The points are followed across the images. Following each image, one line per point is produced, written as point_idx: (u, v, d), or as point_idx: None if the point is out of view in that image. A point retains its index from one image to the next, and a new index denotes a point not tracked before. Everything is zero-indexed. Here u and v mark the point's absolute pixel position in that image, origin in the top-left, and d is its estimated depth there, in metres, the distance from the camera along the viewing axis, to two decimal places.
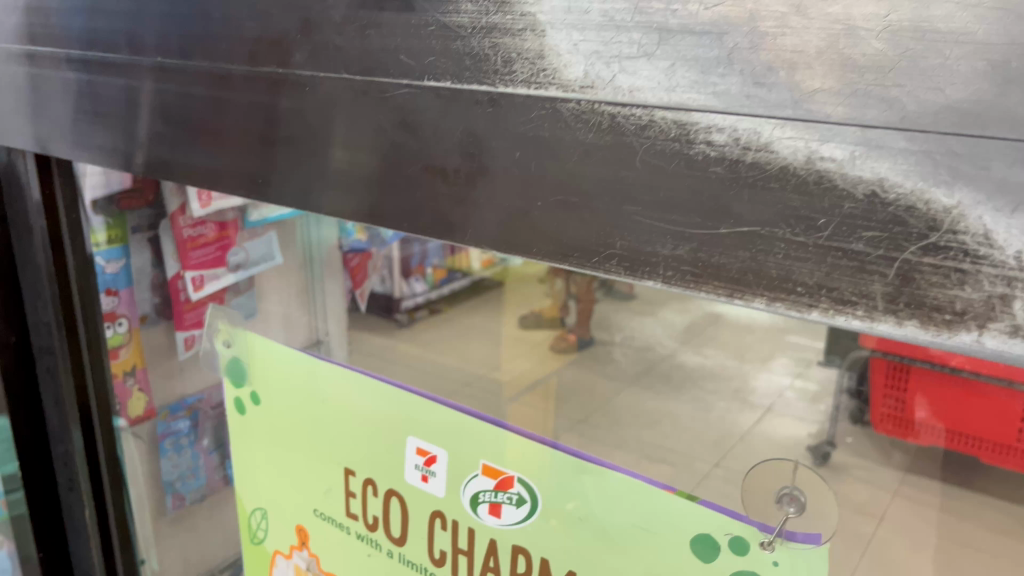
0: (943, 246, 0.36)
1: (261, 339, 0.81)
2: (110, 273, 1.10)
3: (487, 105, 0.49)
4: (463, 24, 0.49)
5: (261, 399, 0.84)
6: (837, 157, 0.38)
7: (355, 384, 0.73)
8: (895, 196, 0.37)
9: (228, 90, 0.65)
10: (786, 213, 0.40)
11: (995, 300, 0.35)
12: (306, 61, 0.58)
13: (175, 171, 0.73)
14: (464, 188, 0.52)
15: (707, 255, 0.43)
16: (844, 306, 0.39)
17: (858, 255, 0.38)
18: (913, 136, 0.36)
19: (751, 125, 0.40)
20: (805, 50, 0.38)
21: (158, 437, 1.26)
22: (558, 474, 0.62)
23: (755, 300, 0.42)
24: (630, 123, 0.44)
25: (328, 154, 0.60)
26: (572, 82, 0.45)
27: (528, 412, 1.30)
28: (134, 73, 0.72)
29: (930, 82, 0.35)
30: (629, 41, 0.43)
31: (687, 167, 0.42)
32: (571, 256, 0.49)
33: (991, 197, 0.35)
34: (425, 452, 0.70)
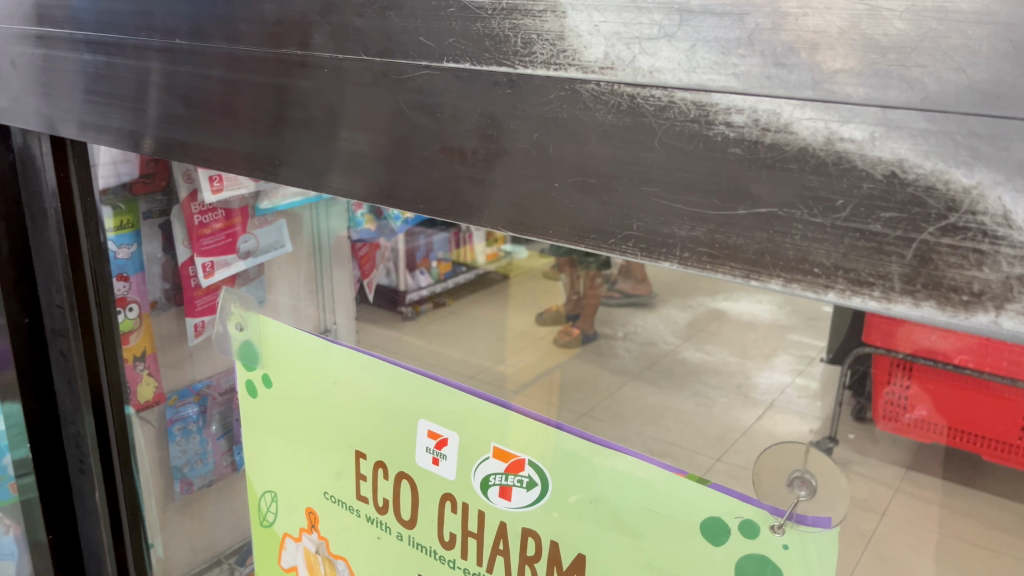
0: (962, 227, 0.36)
1: (273, 322, 0.81)
2: (121, 258, 1.11)
3: (506, 87, 0.49)
4: (483, 5, 0.49)
5: (272, 382, 0.84)
6: (857, 138, 0.38)
7: (366, 367, 0.74)
8: (915, 177, 0.37)
9: (245, 71, 0.65)
10: (805, 194, 0.40)
11: (1013, 281, 0.36)
12: (325, 42, 0.58)
13: (190, 153, 0.74)
14: (482, 170, 0.53)
15: (724, 236, 0.43)
16: (860, 287, 0.40)
17: (876, 235, 0.39)
18: (933, 117, 0.36)
19: (771, 106, 0.40)
20: (827, 30, 0.38)
21: (167, 422, 1.25)
22: (568, 458, 0.63)
23: (771, 282, 0.43)
24: (650, 104, 0.44)
25: (346, 136, 0.60)
26: (591, 64, 0.46)
27: (532, 403, 1.29)
28: (151, 55, 0.73)
29: (951, 62, 0.35)
30: (650, 22, 0.43)
31: (706, 149, 0.42)
32: (587, 237, 0.49)
33: (1011, 178, 0.35)
34: (436, 436, 0.71)
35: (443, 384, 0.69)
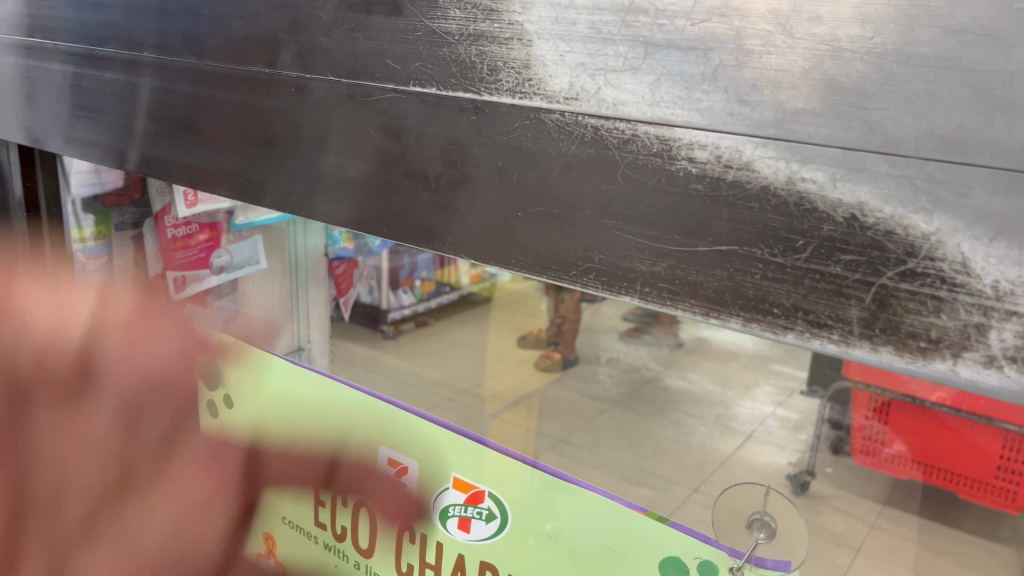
0: (920, 272, 0.36)
1: (237, 341, 0.80)
2: None
3: (472, 113, 0.49)
4: (451, 30, 0.48)
5: (234, 402, 0.83)
6: (818, 179, 0.38)
7: (329, 390, 0.72)
8: (874, 220, 0.36)
9: (213, 88, 0.65)
10: (765, 233, 0.39)
11: (971, 329, 0.35)
12: (293, 61, 0.58)
13: (158, 168, 0.73)
14: (445, 196, 0.52)
15: (685, 272, 0.43)
16: (819, 330, 0.39)
17: (836, 278, 0.38)
18: (893, 160, 0.36)
19: (734, 143, 0.40)
20: (789, 69, 0.37)
21: None
22: (528, 491, 0.61)
23: (731, 320, 0.42)
24: (613, 136, 0.43)
25: (312, 156, 0.59)
26: (557, 93, 0.45)
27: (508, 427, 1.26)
28: (121, 68, 0.72)
29: (912, 107, 0.35)
30: (615, 53, 0.43)
31: (668, 184, 0.42)
32: (550, 268, 0.48)
33: (970, 225, 0.34)
34: (396, 464, 0.69)
35: (406, 411, 0.67)
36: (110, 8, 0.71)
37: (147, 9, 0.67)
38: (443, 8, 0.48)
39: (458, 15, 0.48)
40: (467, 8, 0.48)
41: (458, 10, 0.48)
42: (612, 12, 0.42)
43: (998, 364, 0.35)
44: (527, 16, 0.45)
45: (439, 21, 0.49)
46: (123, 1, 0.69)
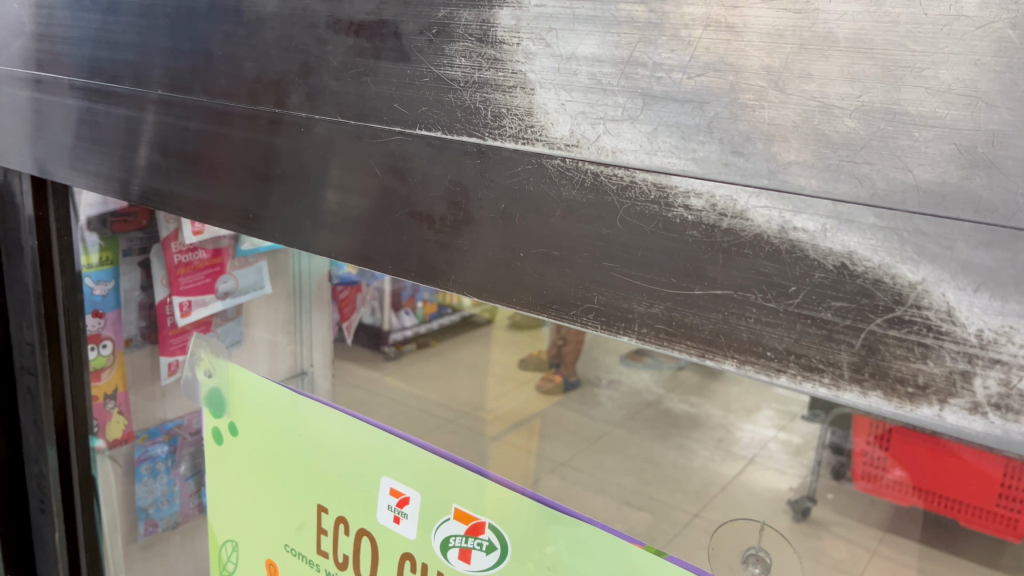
0: (907, 320, 0.37)
1: (243, 369, 0.81)
2: (98, 295, 1.06)
3: (476, 157, 0.50)
4: (456, 77, 0.50)
5: (239, 430, 0.84)
6: (809, 228, 0.39)
7: (333, 419, 0.73)
8: (864, 269, 0.38)
9: (224, 125, 0.66)
10: (759, 279, 0.41)
11: (957, 376, 0.36)
12: (303, 102, 0.60)
13: (168, 201, 0.74)
14: (449, 235, 0.53)
15: (681, 314, 0.44)
16: (811, 373, 0.40)
17: (827, 323, 0.39)
18: (881, 213, 0.37)
19: (728, 192, 0.41)
20: (782, 123, 0.39)
21: (135, 461, 1.19)
22: (528, 523, 0.62)
23: (725, 362, 0.43)
24: (613, 182, 0.45)
25: (321, 194, 0.60)
26: (558, 140, 0.47)
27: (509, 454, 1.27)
28: (134, 104, 0.74)
29: (899, 162, 0.36)
30: (615, 104, 0.44)
31: (665, 230, 0.43)
32: (551, 307, 0.49)
33: (954, 276, 0.36)
34: (398, 494, 0.70)
35: (408, 442, 0.68)
36: (123, 46, 0.73)
37: (161, 47, 0.69)
38: (448, 56, 0.50)
39: (464, 63, 0.50)
40: (472, 56, 0.49)
41: (464, 58, 0.50)
42: (612, 64, 0.44)
43: (983, 410, 0.36)
44: (530, 66, 0.47)
45: (445, 68, 0.50)
46: (136, 39, 0.71)
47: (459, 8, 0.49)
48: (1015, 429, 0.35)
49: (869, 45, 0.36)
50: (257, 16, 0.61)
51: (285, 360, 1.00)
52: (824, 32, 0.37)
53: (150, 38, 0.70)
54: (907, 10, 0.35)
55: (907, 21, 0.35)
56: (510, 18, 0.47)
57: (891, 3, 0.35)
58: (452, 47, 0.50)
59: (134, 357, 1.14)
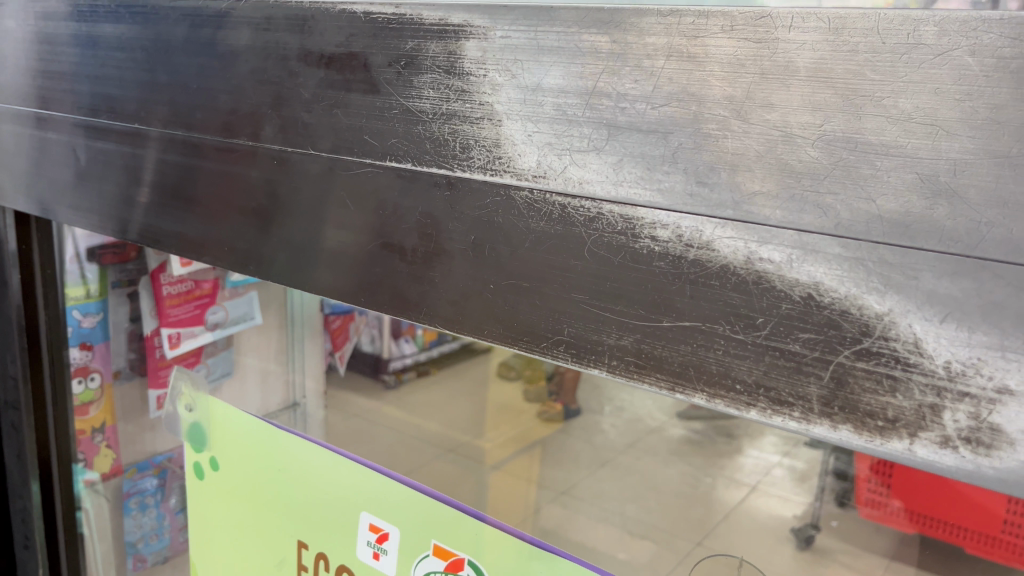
0: (875, 352, 0.36)
1: (222, 403, 0.80)
2: (86, 328, 1.05)
3: (445, 188, 0.50)
4: (425, 109, 0.50)
5: (219, 465, 0.83)
6: (775, 259, 0.38)
7: (312, 452, 0.71)
8: (830, 300, 0.37)
9: (202, 158, 0.66)
10: (726, 311, 0.40)
11: (926, 410, 0.36)
12: (276, 134, 0.59)
13: (144, 234, 0.74)
14: (421, 267, 0.53)
15: (651, 346, 0.43)
16: (781, 407, 0.40)
17: (795, 355, 0.38)
18: (846, 243, 0.37)
19: (694, 223, 0.41)
20: (745, 153, 0.39)
21: (122, 495, 1.14)
22: (507, 560, 0.59)
23: (695, 396, 0.42)
24: (579, 214, 0.44)
25: (298, 227, 0.60)
26: (525, 171, 0.46)
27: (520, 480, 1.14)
28: (111, 137, 0.74)
29: (862, 192, 0.36)
30: (580, 135, 0.44)
31: (632, 261, 0.43)
32: (521, 339, 0.48)
33: (920, 307, 0.35)
34: (377, 529, 0.67)
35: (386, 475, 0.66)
36: (100, 80, 0.73)
37: (139, 81, 0.69)
38: (417, 87, 0.50)
39: (432, 95, 0.49)
40: (440, 88, 0.49)
41: (432, 89, 0.49)
42: (577, 95, 0.44)
43: (953, 445, 0.35)
44: (497, 98, 0.47)
45: (414, 99, 0.50)
46: (113, 73, 0.72)
47: (427, 40, 0.49)
48: (986, 464, 0.34)
49: (830, 74, 0.36)
50: (231, 49, 0.61)
51: (277, 393, 0.94)
52: (784, 62, 0.37)
53: (129, 72, 0.70)
54: (865, 39, 0.35)
55: (865, 49, 0.35)
56: (476, 49, 0.47)
57: (849, 33, 0.35)
58: (420, 79, 0.50)
59: (123, 390, 1.11)
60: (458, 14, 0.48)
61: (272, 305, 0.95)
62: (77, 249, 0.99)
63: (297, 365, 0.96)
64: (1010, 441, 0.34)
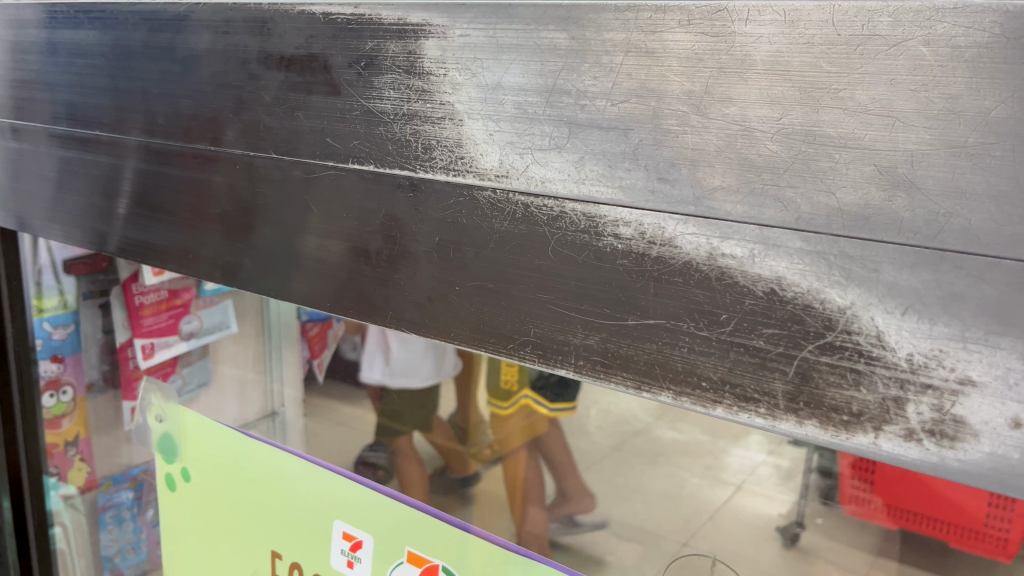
0: (838, 346, 0.36)
1: (191, 413, 0.79)
2: (55, 340, 0.99)
3: (408, 190, 0.49)
4: (386, 110, 0.49)
5: (190, 475, 0.81)
6: (738, 254, 0.38)
7: (281, 461, 0.70)
8: (793, 295, 0.37)
9: (164, 165, 0.65)
10: (691, 308, 0.40)
11: (890, 403, 0.35)
12: (237, 138, 0.59)
13: (107, 243, 0.73)
14: (386, 270, 0.52)
15: (617, 345, 0.43)
16: (747, 403, 0.39)
17: (760, 351, 0.38)
18: (807, 237, 0.36)
19: (656, 220, 0.40)
20: (705, 148, 0.38)
21: (98, 509, 1.06)
22: (480, 566, 0.58)
23: (661, 394, 0.42)
24: (543, 213, 0.44)
25: (260, 231, 0.59)
26: (488, 171, 0.46)
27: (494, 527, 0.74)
28: (74, 144, 0.73)
29: (822, 185, 0.36)
30: (541, 133, 0.44)
31: (596, 260, 0.42)
32: (488, 341, 0.48)
33: (882, 300, 0.35)
34: (351, 537, 0.67)
35: (357, 482, 0.65)
36: (61, 86, 0.72)
37: (99, 87, 0.68)
38: (378, 88, 0.49)
39: (392, 95, 0.49)
40: (400, 88, 0.48)
41: (392, 89, 0.49)
42: (537, 93, 0.43)
43: (917, 437, 0.35)
44: (457, 97, 0.46)
45: (375, 100, 0.50)
46: (73, 79, 0.70)
47: (386, 40, 0.48)
48: (950, 456, 0.34)
49: (786, 67, 0.36)
50: (191, 53, 0.60)
51: (256, 403, 0.88)
52: (741, 55, 0.37)
53: (89, 80, 0.69)
54: (821, 31, 0.35)
55: (821, 42, 0.35)
56: (435, 48, 0.47)
57: (805, 25, 0.35)
58: (381, 79, 0.49)
59: (98, 403, 1.01)
60: (417, 13, 0.47)
61: (248, 313, 0.87)
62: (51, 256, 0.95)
63: (274, 375, 0.87)
64: (973, 433, 0.34)
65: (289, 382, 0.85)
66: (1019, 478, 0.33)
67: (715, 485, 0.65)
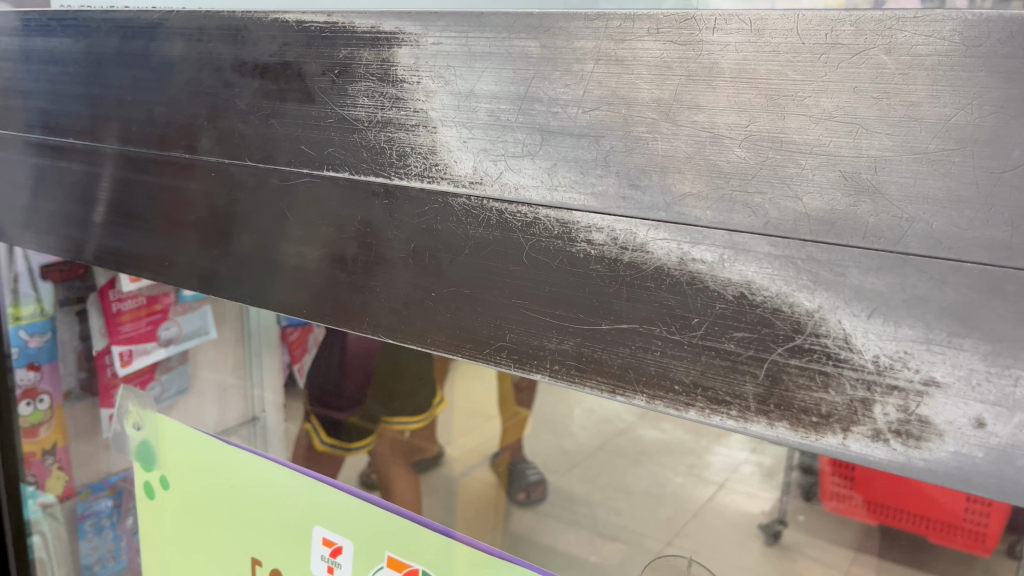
0: (807, 349, 0.37)
1: (169, 420, 0.78)
2: (32, 348, 0.97)
3: (383, 197, 0.50)
4: (360, 117, 0.49)
5: (169, 483, 0.80)
6: (708, 259, 0.39)
7: (261, 467, 0.70)
8: (762, 298, 0.37)
9: (138, 172, 0.65)
10: (663, 312, 0.40)
11: (858, 404, 0.36)
12: (212, 146, 0.59)
13: (81, 251, 0.72)
14: (362, 277, 0.52)
15: (591, 349, 0.43)
16: (719, 406, 0.40)
17: (730, 354, 0.39)
18: (775, 242, 0.37)
19: (628, 226, 0.41)
20: (675, 155, 0.39)
21: (76, 518, 1.01)
22: (459, 570, 0.58)
23: (635, 398, 0.42)
24: (517, 219, 0.44)
25: (236, 239, 0.59)
26: (462, 178, 0.46)
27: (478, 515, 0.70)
28: (47, 151, 0.72)
29: (789, 191, 0.36)
30: (514, 140, 0.44)
31: (569, 265, 0.43)
32: (464, 346, 0.48)
33: (848, 303, 0.35)
34: (331, 543, 0.67)
35: (336, 488, 0.65)
36: (34, 94, 0.71)
37: (72, 95, 0.68)
38: (352, 96, 0.50)
39: (367, 103, 0.49)
40: (374, 96, 0.49)
41: (367, 97, 0.49)
42: (509, 100, 0.44)
43: (884, 437, 0.35)
44: (430, 104, 0.47)
45: (349, 108, 0.50)
46: (45, 87, 0.70)
47: (359, 48, 0.49)
48: (916, 456, 0.35)
49: (753, 75, 0.36)
50: (164, 60, 0.60)
51: (236, 409, 0.85)
52: (708, 63, 0.37)
53: (62, 87, 0.69)
54: (786, 40, 0.35)
55: (786, 50, 0.35)
56: (409, 57, 0.47)
57: (770, 34, 0.36)
58: (355, 87, 0.49)
59: (73, 412, 0.97)
60: (390, 21, 0.47)
61: (228, 319, 0.85)
62: (29, 262, 0.92)
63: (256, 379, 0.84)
64: (938, 433, 0.34)
65: (268, 386, 0.83)
66: (983, 476, 0.34)
67: (697, 484, 0.63)
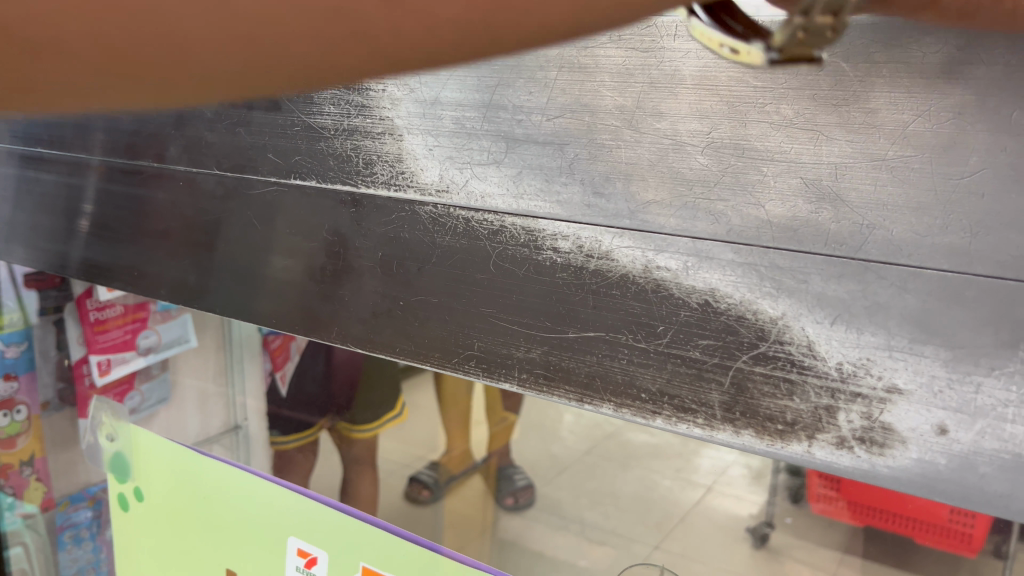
0: (771, 356, 0.36)
1: (143, 431, 0.77)
2: (7, 358, 0.93)
3: (351, 205, 0.49)
4: (327, 125, 0.50)
5: (142, 495, 0.79)
6: (672, 267, 0.38)
7: (234, 478, 0.69)
8: (726, 306, 0.37)
9: (107, 182, 0.65)
10: (628, 320, 0.40)
11: (822, 411, 0.36)
12: (181, 155, 0.58)
13: (49, 263, 0.72)
14: (331, 286, 0.52)
15: (559, 358, 0.43)
16: (685, 414, 0.39)
17: (696, 362, 0.38)
18: (738, 249, 0.37)
19: (593, 234, 0.41)
20: (638, 162, 0.39)
21: (56, 529, 0.97)
22: None
23: (603, 406, 0.42)
24: (483, 228, 0.44)
25: (205, 249, 0.59)
26: (428, 186, 0.46)
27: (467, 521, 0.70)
28: (15, 162, 0.72)
29: (751, 198, 0.36)
30: (479, 147, 0.44)
31: (536, 273, 0.43)
32: (432, 355, 0.48)
33: (811, 310, 0.35)
34: (306, 554, 0.66)
35: (310, 498, 0.64)
36: None
37: None
38: (319, 104, 0.50)
39: (334, 111, 0.49)
40: (341, 104, 0.49)
41: (334, 105, 0.49)
42: (474, 108, 0.44)
43: (849, 444, 0.35)
44: (396, 112, 0.47)
45: (316, 116, 0.50)
46: None
47: None
48: (880, 463, 0.35)
49: (714, 82, 0.36)
50: None
51: (217, 416, 0.85)
52: (670, 70, 0.37)
53: None
54: None
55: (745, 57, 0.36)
56: None
57: None
58: (321, 94, 0.50)
59: (52, 421, 0.94)
60: None
61: (208, 327, 0.84)
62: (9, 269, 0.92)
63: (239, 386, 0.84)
64: (902, 440, 0.34)
65: (252, 393, 0.83)
66: (947, 483, 0.34)
67: (685, 488, 0.62)
